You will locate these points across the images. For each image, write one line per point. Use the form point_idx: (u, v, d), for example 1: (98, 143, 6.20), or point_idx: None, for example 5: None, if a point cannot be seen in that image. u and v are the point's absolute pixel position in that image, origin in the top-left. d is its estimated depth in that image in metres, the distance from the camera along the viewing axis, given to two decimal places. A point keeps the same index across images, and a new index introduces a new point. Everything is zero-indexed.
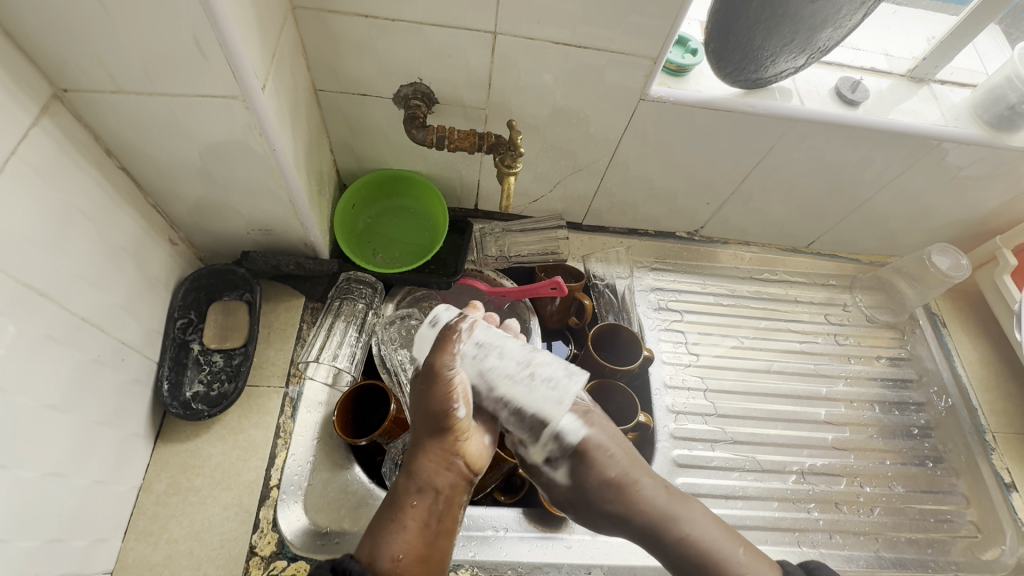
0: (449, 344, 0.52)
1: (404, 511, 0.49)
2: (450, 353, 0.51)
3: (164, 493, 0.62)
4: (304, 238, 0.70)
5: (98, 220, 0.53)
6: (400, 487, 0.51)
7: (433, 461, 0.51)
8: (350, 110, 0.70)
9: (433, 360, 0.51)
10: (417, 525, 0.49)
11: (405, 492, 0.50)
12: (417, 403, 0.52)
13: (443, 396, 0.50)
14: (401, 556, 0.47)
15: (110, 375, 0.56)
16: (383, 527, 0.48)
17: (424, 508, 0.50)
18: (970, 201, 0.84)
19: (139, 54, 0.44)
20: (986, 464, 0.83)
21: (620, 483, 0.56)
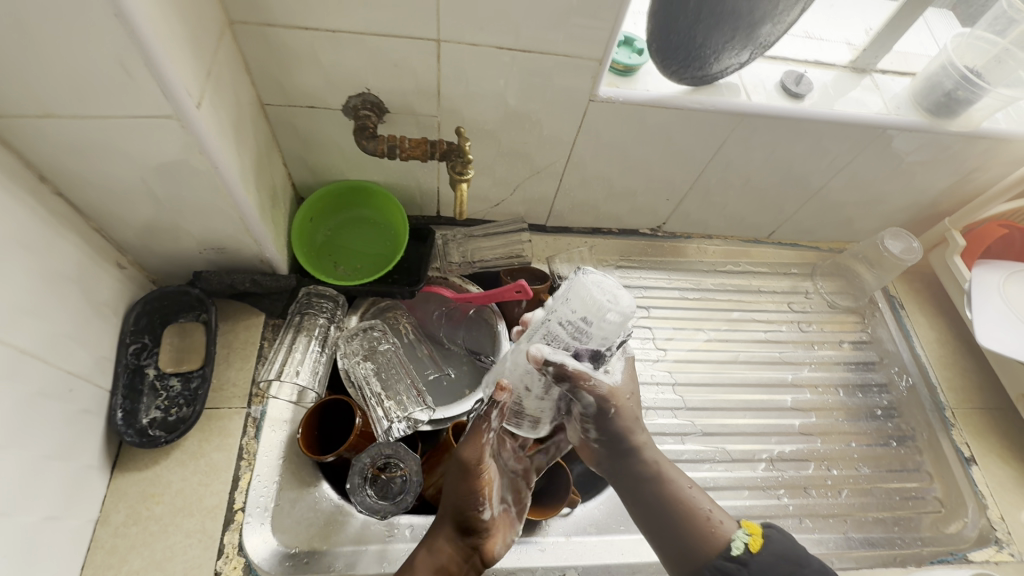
0: (483, 427, 0.52)
1: None
2: (479, 445, 0.52)
3: (123, 524, 0.60)
4: (260, 255, 0.69)
5: (35, 249, 0.51)
6: (417, 560, 0.54)
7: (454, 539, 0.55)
8: (299, 123, 0.69)
9: (465, 452, 0.53)
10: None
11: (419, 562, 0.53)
12: (450, 485, 0.54)
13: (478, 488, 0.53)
14: None
15: (57, 408, 0.54)
16: None
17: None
18: (918, 185, 0.86)
19: (63, 75, 0.43)
20: (946, 440, 0.85)
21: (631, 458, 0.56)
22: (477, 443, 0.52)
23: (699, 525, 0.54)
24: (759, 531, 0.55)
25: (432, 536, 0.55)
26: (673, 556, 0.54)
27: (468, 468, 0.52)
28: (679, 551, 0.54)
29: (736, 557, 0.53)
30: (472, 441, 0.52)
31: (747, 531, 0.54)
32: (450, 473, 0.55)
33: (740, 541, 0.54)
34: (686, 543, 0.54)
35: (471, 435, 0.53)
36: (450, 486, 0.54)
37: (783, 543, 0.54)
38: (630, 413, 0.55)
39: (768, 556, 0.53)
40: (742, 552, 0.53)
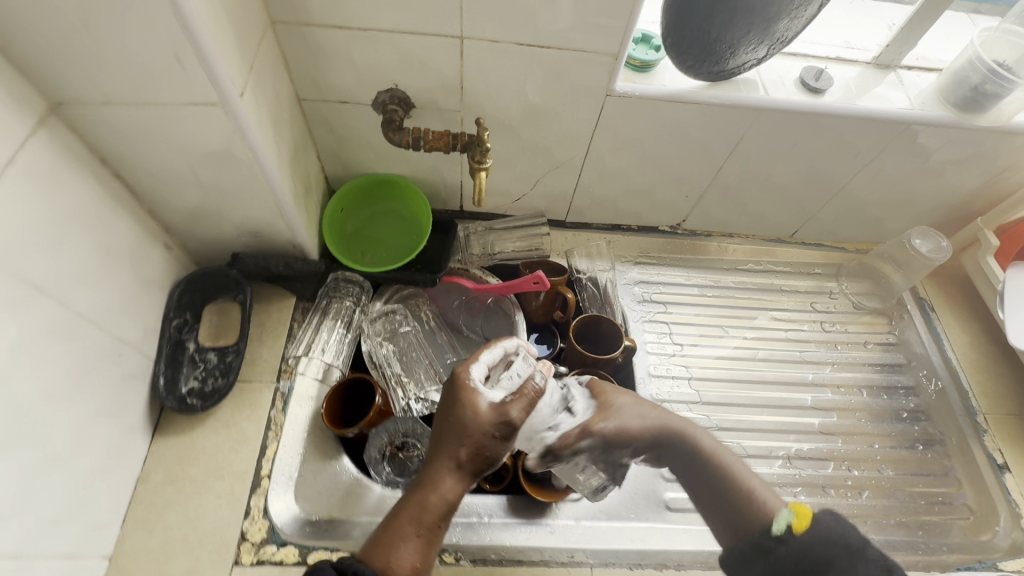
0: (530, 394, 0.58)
1: (415, 524, 0.51)
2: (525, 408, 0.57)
3: (160, 483, 0.64)
4: (292, 240, 0.74)
5: (97, 225, 0.57)
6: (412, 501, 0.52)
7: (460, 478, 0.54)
8: (332, 118, 0.73)
9: (512, 408, 0.56)
10: (427, 539, 0.51)
11: (422, 506, 0.52)
12: (476, 429, 0.54)
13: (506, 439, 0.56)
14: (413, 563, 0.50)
15: (108, 370, 0.59)
16: (393, 541, 0.50)
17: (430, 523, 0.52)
18: (948, 183, 0.84)
19: (128, 67, 0.48)
20: (978, 446, 0.82)
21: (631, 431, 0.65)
22: (523, 405, 0.56)
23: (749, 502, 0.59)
24: (806, 512, 0.56)
25: (431, 474, 0.54)
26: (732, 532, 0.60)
27: (509, 424, 0.56)
28: (742, 540, 0.58)
29: (777, 537, 0.55)
30: (522, 402, 0.56)
31: (791, 513, 0.56)
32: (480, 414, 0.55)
33: (783, 520, 0.56)
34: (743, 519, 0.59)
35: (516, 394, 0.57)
36: (478, 430, 0.54)
37: (833, 524, 0.54)
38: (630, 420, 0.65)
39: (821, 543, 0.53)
40: (782, 532, 0.55)
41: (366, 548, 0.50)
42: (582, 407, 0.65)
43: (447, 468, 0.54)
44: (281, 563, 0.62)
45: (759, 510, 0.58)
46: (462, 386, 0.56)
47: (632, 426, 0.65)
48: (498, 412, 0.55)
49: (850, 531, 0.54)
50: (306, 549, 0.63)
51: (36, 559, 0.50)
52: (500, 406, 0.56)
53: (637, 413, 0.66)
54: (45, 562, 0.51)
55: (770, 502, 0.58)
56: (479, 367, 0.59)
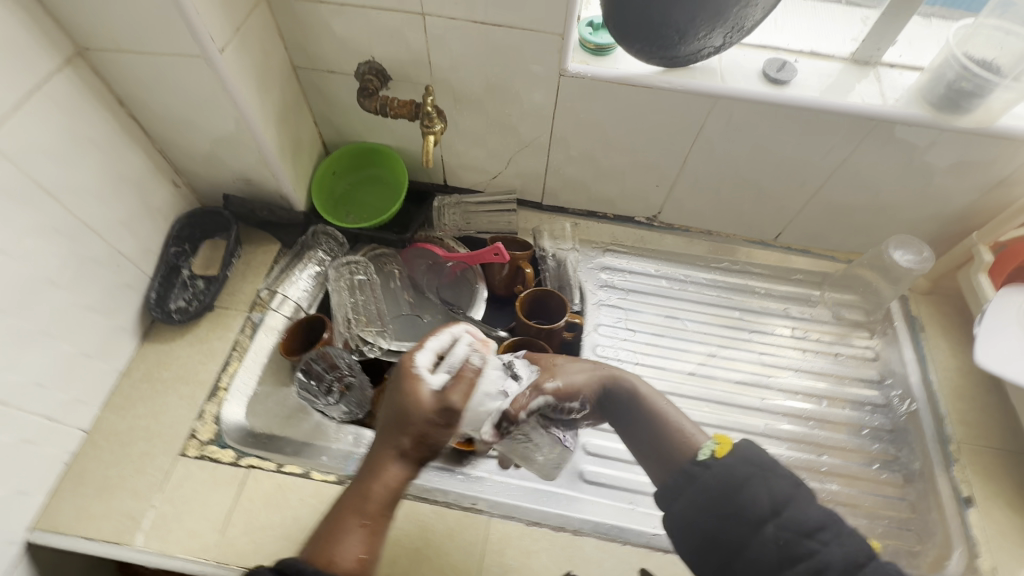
0: (469, 373, 0.59)
1: (360, 515, 0.53)
2: (463, 391, 0.57)
3: (139, 379, 0.76)
4: (278, 190, 0.84)
5: (109, 153, 0.69)
6: (359, 491, 0.54)
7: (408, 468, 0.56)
8: (323, 86, 0.83)
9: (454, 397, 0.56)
10: (372, 532, 0.52)
11: (369, 496, 0.53)
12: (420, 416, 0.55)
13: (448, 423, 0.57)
14: (357, 556, 0.50)
15: (104, 274, 0.71)
16: (337, 531, 0.51)
17: (376, 514, 0.53)
18: (937, 191, 0.79)
19: (127, 19, 0.59)
20: (943, 474, 0.76)
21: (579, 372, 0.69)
22: (464, 390, 0.58)
23: (673, 439, 0.63)
24: (728, 441, 0.59)
25: (377, 464, 0.55)
26: (663, 472, 0.62)
27: (450, 410, 0.56)
28: (674, 471, 0.60)
29: (701, 461, 0.58)
30: (460, 387, 0.57)
31: (714, 442, 0.59)
32: (421, 400, 0.56)
33: (707, 450, 0.59)
34: (671, 456, 0.62)
35: (455, 380, 0.58)
36: (418, 415, 0.55)
37: (750, 451, 0.57)
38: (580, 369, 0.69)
39: (737, 459, 0.57)
40: (707, 457, 0.58)
41: (308, 546, 0.51)
42: (525, 371, 0.68)
43: (392, 454, 0.55)
44: (218, 460, 0.71)
45: (684, 443, 0.62)
46: (407, 375, 0.57)
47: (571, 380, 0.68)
48: (440, 399, 0.56)
49: (769, 459, 0.57)
50: (242, 453, 0.72)
51: (19, 410, 0.62)
52: (441, 393, 0.57)
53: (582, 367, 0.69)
54: (27, 414, 0.63)
55: (697, 437, 0.62)
56: (425, 355, 0.59)
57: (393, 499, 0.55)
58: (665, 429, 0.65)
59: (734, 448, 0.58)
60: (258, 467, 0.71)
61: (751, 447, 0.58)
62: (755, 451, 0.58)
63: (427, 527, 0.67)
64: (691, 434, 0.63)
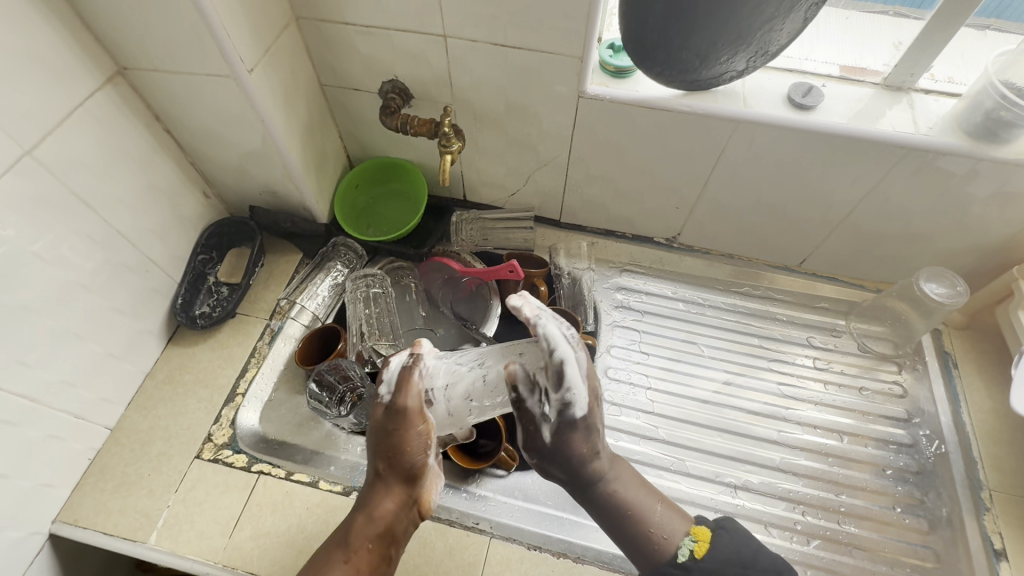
0: (409, 375, 0.55)
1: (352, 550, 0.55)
2: (413, 393, 0.54)
3: (162, 381, 0.79)
4: (302, 203, 0.87)
5: (144, 165, 0.73)
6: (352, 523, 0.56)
7: (390, 495, 0.56)
8: (349, 103, 0.86)
9: (397, 400, 0.54)
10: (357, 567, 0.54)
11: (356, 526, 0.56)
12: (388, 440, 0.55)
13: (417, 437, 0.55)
14: None
15: (134, 280, 0.74)
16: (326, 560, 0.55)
17: (364, 545, 0.55)
18: (973, 222, 0.76)
19: (163, 40, 0.62)
20: (973, 523, 0.71)
21: (578, 436, 0.57)
22: (411, 393, 0.54)
23: (647, 543, 0.58)
24: (706, 536, 0.58)
25: (366, 495, 0.57)
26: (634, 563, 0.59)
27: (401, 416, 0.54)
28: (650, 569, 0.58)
29: (681, 564, 0.57)
30: (407, 392, 0.54)
31: (693, 539, 0.58)
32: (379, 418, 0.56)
33: (686, 547, 0.58)
34: (637, 551, 0.59)
35: (398, 384, 0.55)
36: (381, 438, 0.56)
37: (728, 546, 0.57)
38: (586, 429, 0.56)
39: (716, 561, 0.57)
40: (686, 558, 0.57)
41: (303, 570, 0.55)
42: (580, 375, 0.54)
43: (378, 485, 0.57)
44: (231, 465, 0.73)
45: (656, 548, 0.58)
46: (370, 401, 0.57)
47: (579, 443, 0.56)
48: (389, 409, 0.55)
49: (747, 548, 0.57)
50: (254, 458, 0.74)
51: (49, 407, 0.65)
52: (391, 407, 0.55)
53: (586, 433, 0.56)
54: (56, 411, 0.66)
55: (674, 528, 0.59)
56: (388, 391, 0.56)
57: (383, 530, 0.56)
58: (638, 525, 0.59)
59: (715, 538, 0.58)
60: (267, 474, 0.73)
61: (728, 532, 0.58)
62: (735, 541, 0.57)
63: (428, 543, 0.68)
64: (667, 536, 0.58)
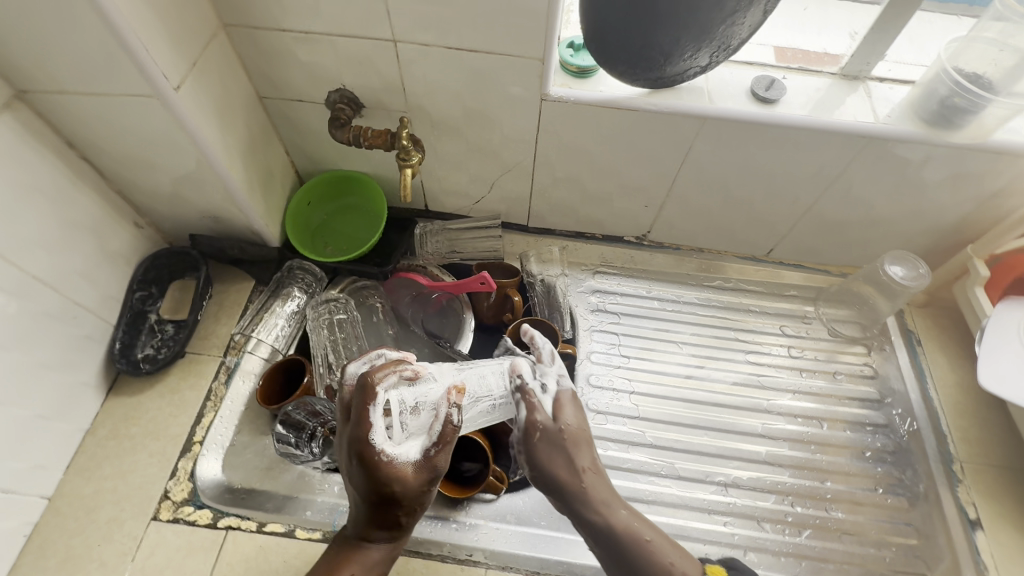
0: (364, 388, 0.52)
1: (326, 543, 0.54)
2: (358, 401, 0.52)
3: (104, 437, 0.71)
4: (249, 226, 0.80)
5: (60, 200, 0.64)
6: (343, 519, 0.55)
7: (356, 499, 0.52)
8: (293, 115, 0.79)
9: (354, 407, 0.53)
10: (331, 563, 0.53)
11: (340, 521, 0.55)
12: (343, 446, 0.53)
13: (362, 442, 0.51)
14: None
15: (61, 329, 0.66)
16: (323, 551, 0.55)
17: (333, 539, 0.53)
18: (930, 205, 0.78)
19: (69, 57, 0.54)
20: (947, 496, 0.74)
21: (558, 452, 0.58)
22: (363, 400, 0.52)
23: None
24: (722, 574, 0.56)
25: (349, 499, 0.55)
26: None
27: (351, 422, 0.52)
28: None
29: None
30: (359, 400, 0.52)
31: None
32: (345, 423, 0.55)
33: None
34: None
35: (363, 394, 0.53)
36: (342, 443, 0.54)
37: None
38: (557, 443, 0.58)
39: None
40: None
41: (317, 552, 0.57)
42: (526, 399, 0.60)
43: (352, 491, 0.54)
44: (193, 523, 0.67)
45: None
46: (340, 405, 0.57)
47: (551, 457, 0.58)
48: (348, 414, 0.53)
49: None
50: (220, 513, 0.68)
51: None
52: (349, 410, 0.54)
53: (558, 443, 0.58)
54: None
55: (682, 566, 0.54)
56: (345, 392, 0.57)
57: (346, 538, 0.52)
58: (646, 558, 0.55)
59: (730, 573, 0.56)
60: (236, 529, 0.67)
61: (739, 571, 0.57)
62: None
63: None
64: (673, 563, 0.55)
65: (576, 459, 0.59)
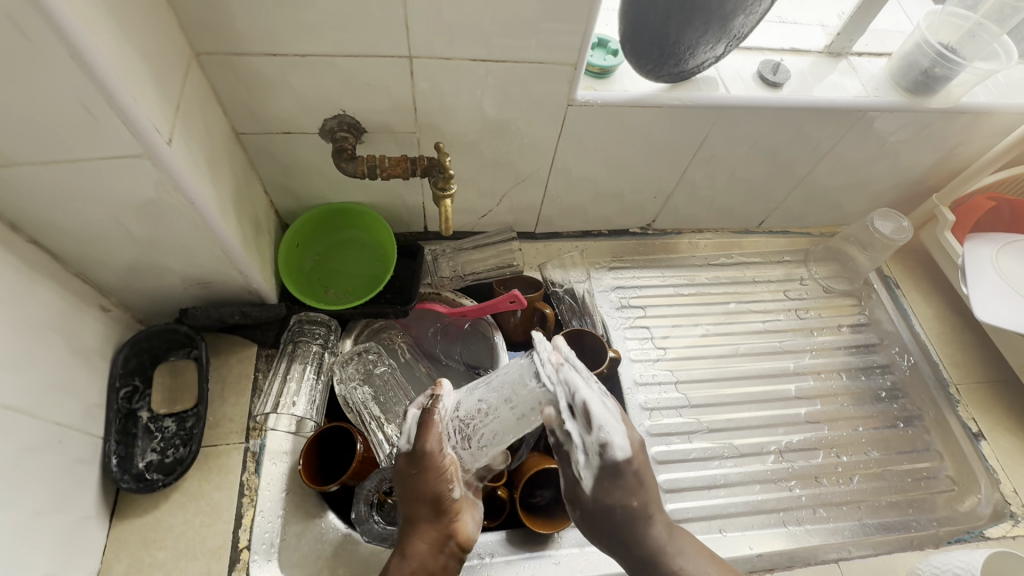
0: (425, 419, 0.57)
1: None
2: (433, 436, 0.56)
3: (125, 573, 0.59)
4: (247, 286, 0.68)
5: (15, 302, 0.50)
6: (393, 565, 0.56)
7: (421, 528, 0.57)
8: (277, 150, 0.68)
9: (421, 446, 0.56)
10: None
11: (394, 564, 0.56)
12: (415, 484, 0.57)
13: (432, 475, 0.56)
14: None
15: (47, 460, 0.52)
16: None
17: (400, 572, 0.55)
18: (903, 164, 0.86)
19: (22, 120, 0.41)
20: (953, 416, 0.85)
21: (619, 484, 0.56)
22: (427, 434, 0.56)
23: None
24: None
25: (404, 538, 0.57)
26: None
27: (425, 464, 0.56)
28: None
29: None
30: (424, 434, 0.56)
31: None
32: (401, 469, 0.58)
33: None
34: None
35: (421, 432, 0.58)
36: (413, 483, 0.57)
37: None
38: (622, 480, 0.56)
39: None
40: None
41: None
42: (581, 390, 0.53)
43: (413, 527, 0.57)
44: None
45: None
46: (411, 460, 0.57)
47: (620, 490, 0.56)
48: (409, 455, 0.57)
49: None
50: None
51: None
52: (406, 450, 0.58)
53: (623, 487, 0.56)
54: None
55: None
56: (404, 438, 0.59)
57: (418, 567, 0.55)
58: (671, 573, 0.58)
59: None
60: None
61: None
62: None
63: None
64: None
65: (637, 482, 0.57)
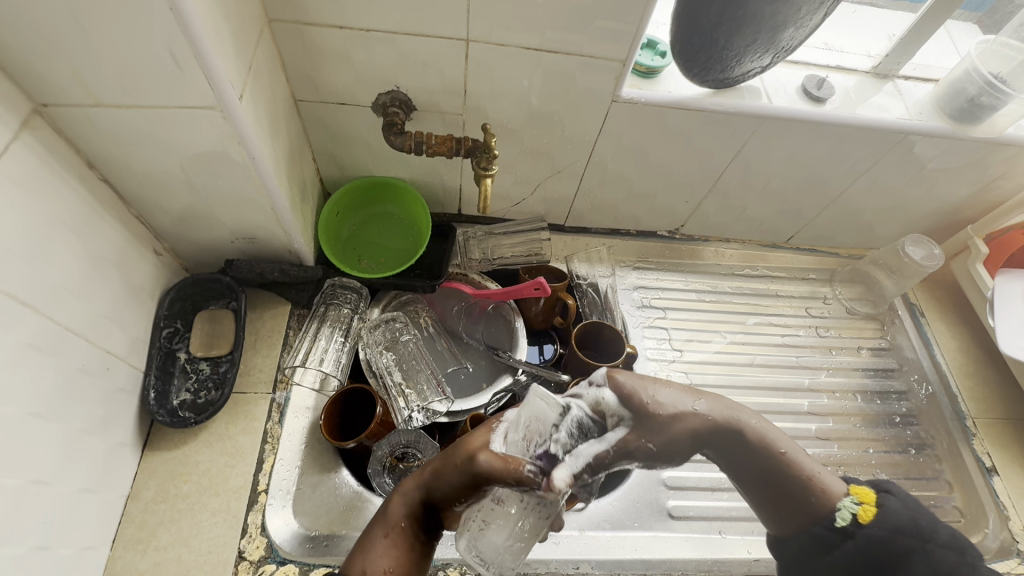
0: (512, 458, 0.49)
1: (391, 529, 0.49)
2: (498, 467, 0.48)
3: (152, 500, 0.62)
4: (288, 245, 0.71)
5: (82, 233, 0.54)
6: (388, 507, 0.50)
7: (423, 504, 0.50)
8: (329, 119, 0.71)
9: (484, 460, 0.49)
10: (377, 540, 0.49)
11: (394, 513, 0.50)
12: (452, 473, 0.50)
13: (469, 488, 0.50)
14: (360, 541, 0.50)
15: (95, 384, 0.56)
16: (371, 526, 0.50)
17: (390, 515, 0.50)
18: (939, 193, 0.86)
19: (115, 63, 0.44)
20: (966, 448, 0.84)
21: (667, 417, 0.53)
22: (500, 462, 0.49)
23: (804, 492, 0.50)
24: (870, 498, 0.49)
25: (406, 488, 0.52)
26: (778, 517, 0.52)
27: (475, 465, 0.49)
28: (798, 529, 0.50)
29: (842, 528, 0.47)
30: (495, 461, 0.49)
31: (855, 501, 0.48)
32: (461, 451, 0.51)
33: (847, 511, 0.48)
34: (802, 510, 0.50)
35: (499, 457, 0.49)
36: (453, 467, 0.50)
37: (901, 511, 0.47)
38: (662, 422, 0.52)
39: (882, 527, 0.46)
40: (848, 524, 0.47)
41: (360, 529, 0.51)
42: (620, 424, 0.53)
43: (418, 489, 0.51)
44: None
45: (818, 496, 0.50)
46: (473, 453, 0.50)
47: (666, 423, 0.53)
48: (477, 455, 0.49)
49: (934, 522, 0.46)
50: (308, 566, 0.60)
51: None
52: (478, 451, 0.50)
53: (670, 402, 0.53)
54: None
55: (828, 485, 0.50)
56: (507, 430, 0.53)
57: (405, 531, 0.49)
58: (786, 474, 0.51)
59: (881, 499, 0.49)
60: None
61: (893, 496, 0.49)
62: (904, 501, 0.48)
63: None
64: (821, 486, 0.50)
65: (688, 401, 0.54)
